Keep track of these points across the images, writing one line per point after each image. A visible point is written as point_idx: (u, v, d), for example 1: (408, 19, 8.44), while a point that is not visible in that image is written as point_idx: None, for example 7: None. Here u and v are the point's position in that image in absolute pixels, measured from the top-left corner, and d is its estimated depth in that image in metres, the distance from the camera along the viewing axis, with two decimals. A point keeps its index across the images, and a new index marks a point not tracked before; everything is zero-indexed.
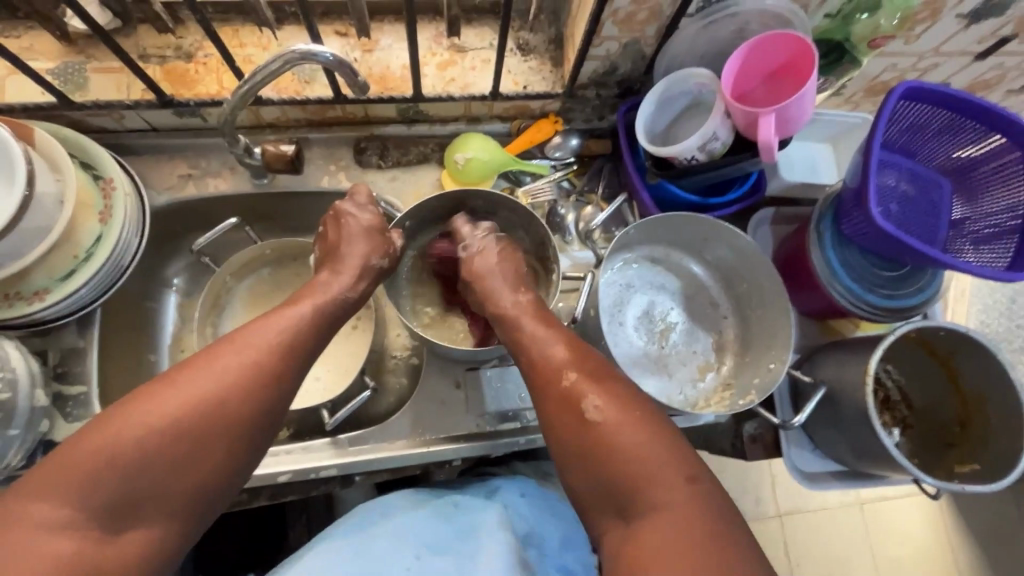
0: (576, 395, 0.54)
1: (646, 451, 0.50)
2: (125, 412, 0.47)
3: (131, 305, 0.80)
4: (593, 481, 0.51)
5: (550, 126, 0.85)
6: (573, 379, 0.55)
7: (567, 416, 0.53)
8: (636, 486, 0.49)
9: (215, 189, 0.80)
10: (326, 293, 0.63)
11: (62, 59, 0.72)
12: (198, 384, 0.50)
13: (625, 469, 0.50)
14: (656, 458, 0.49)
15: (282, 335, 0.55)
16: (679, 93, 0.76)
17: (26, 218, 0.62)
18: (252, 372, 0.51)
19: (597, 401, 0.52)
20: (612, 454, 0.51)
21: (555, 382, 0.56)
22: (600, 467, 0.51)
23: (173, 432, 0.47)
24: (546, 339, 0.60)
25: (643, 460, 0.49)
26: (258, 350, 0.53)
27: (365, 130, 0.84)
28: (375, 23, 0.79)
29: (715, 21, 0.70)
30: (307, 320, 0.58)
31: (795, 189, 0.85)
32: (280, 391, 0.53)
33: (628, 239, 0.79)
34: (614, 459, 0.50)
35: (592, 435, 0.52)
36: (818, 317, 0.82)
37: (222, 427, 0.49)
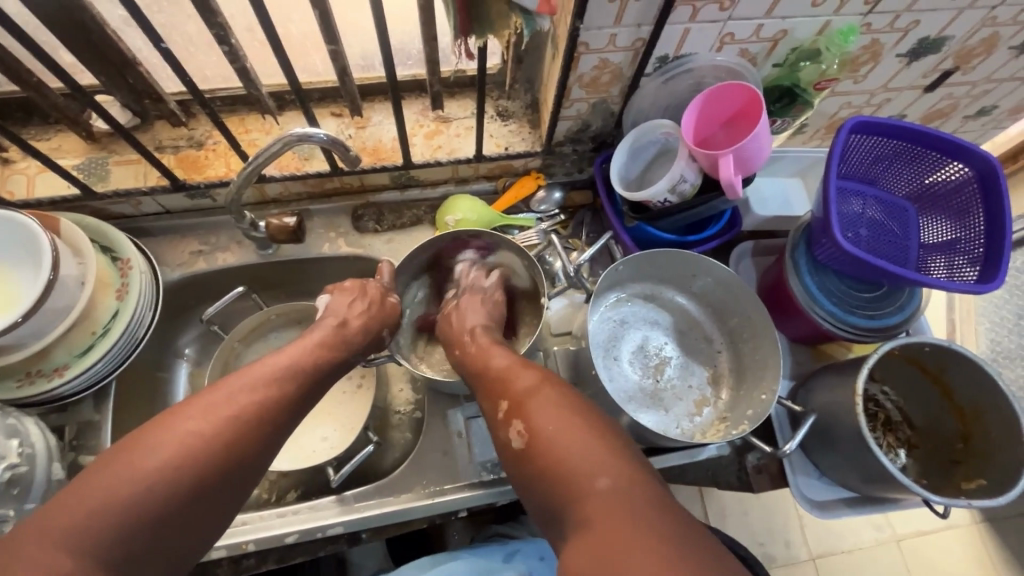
0: (509, 413, 0.58)
1: (549, 445, 0.53)
2: (141, 453, 0.48)
3: (144, 377, 0.84)
4: (528, 490, 0.55)
5: (533, 182, 0.91)
6: (497, 384, 0.61)
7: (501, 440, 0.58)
8: (558, 482, 0.51)
9: (223, 262, 0.85)
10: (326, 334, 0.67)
11: (86, 155, 0.80)
12: (210, 419, 0.52)
13: (541, 469, 0.53)
14: (576, 457, 0.51)
15: (288, 375, 0.59)
16: (648, 142, 0.82)
17: (51, 299, 0.67)
18: (261, 411, 0.55)
19: (530, 400, 0.57)
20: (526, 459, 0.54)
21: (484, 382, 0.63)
22: (529, 475, 0.54)
23: (190, 467, 0.49)
24: (491, 351, 0.67)
25: (554, 455, 0.52)
26: (265, 383, 0.57)
27: (360, 198, 0.90)
28: (367, 102, 0.87)
29: (673, 76, 0.77)
30: (309, 363, 0.62)
31: (770, 222, 0.89)
32: (284, 424, 0.57)
33: (616, 276, 0.84)
34: (541, 464, 0.53)
35: (515, 450, 0.56)
36: (808, 343, 0.83)
37: (230, 457, 0.51)
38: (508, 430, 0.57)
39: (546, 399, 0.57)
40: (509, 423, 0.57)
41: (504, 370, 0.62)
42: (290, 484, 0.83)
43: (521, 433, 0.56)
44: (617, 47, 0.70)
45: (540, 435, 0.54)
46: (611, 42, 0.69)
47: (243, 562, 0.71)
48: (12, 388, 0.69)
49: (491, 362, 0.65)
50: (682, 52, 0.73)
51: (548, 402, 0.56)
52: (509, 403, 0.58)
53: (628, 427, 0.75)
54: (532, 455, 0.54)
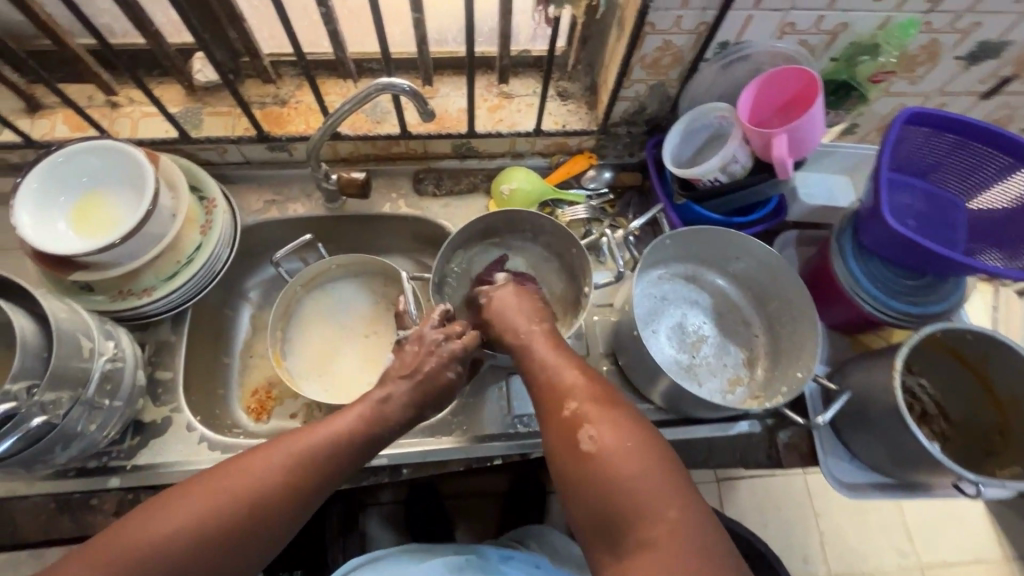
0: (574, 419, 0.56)
1: (612, 464, 0.52)
2: (178, 501, 0.52)
3: (213, 312, 0.91)
4: (569, 496, 0.55)
5: (586, 161, 0.96)
6: (563, 388, 0.60)
7: (564, 436, 0.56)
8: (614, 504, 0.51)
9: (294, 212, 0.92)
10: (370, 411, 0.63)
11: (184, 105, 0.88)
12: (239, 484, 0.54)
13: (598, 485, 0.52)
14: (633, 480, 0.51)
15: (324, 447, 0.59)
16: (701, 126, 0.85)
17: (148, 225, 0.74)
18: (285, 488, 0.55)
19: (594, 436, 0.54)
20: (584, 463, 0.54)
21: (545, 403, 0.61)
22: (579, 483, 0.54)
23: (209, 530, 0.51)
24: (554, 364, 0.63)
25: (611, 477, 0.52)
26: (299, 458, 0.57)
27: (422, 164, 0.96)
28: (437, 75, 0.93)
29: (732, 63, 0.81)
30: (351, 438, 0.61)
31: (815, 213, 0.91)
32: (303, 505, 0.57)
33: (663, 250, 0.87)
34: (596, 478, 0.52)
35: (576, 453, 0.55)
36: (847, 330, 0.84)
37: (246, 528, 0.53)
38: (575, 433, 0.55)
39: (616, 415, 0.56)
40: (576, 427, 0.56)
41: (564, 390, 0.59)
42: None
43: (589, 437, 0.54)
44: (681, 29, 0.74)
45: (588, 469, 0.53)
46: (677, 24, 0.73)
47: None
48: (105, 302, 0.77)
49: (545, 357, 0.65)
50: (743, 39, 0.77)
51: (617, 420, 0.55)
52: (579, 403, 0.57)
53: (664, 393, 0.78)
54: (594, 463, 0.53)
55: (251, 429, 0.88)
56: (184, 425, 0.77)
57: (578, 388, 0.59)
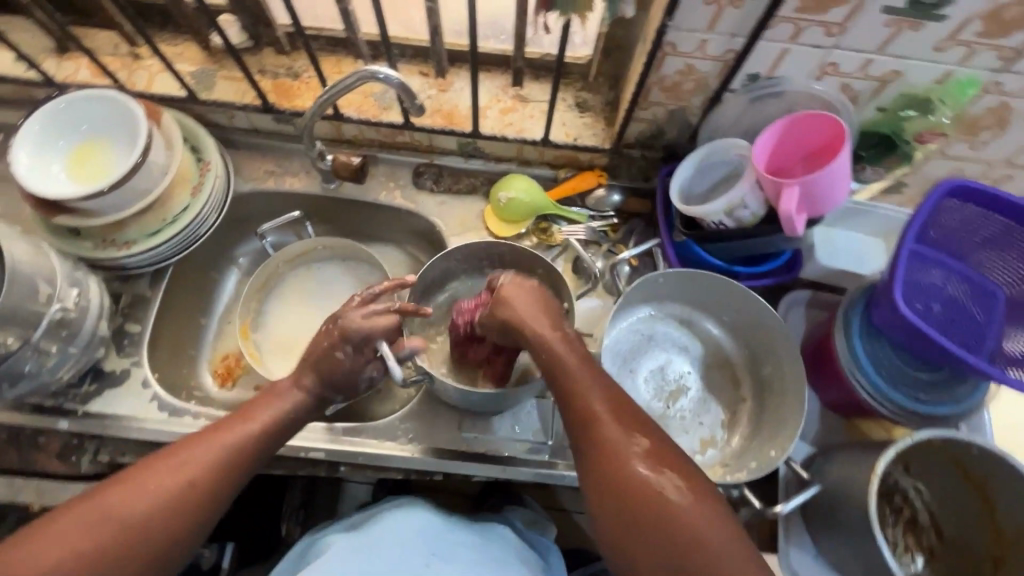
0: (622, 449, 0.54)
1: (675, 503, 0.51)
2: (65, 516, 0.51)
3: (199, 272, 0.92)
4: (614, 530, 0.52)
5: (594, 179, 0.90)
6: (602, 418, 0.56)
7: (609, 469, 0.54)
8: (674, 546, 0.49)
9: (290, 186, 0.91)
10: (276, 408, 0.64)
11: (201, 65, 0.89)
12: (129, 498, 0.53)
13: (659, 523, 0.50)
14: (694, 523, 0.50)
15: (223, 454, 0.58)
16: (719, 162, 0.78)
17: (135, 179, 0.74)
18: (180, 498, 0.54)
19: (643, 472, 0.53)
20: (642, 497, 0.51)
21: (579, 433, 0.57)
22: (634, 521, 0.51)
23: (96, 547, 0.50)
24: (586, 385, 0.59)
25: (672, 516, 0.50)
26: (196, 467, 0.56)
27: (426, 157, 0.93)
28: (454, 68, 0.90)
29: (761, 98, 0.73)
30: (248, 443, 0.60)
31: (834, 275, 0.82)
32: (204, 517, 0.55)
33: (657, 289, 0.81)
34: (655, 516, 0.50)
35: (634, 487, 0.52)
36: (843, 413, 0.76)
37: (138, 542, 0.52)
38: (629, 466, 0.53)
39: (665, 453, 0.54)
40: (628, 461, 0.53)
41: (601, 421, 0.56)
42: None
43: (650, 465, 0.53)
44: (705, 54, 0.68)
45: (647, 506, 0.51)
46: (700, 48, 0.67)
47: None
48: (87, 249, 0.78)
49: (575, 377, 0.59)
50: (776, 73, 0.69)
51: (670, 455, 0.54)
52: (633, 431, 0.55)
53: None
54: (653, 499, 0.51)
55: (211, 394, 0.88)
56: (139, 380, 0.78)
57: (621, 413, 0.57)
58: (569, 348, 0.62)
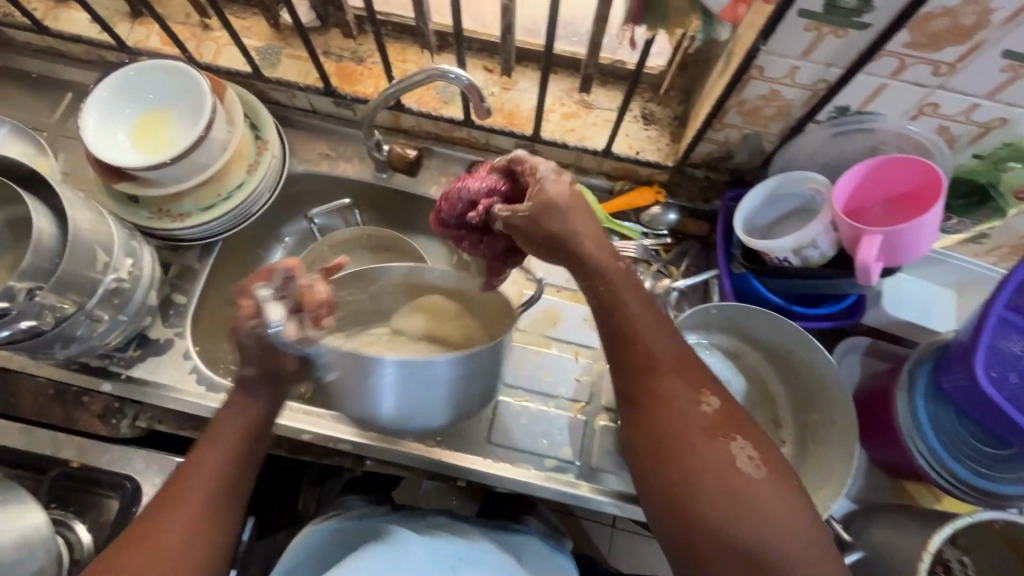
0: (677, 398, 0.52)
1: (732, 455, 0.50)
2: None
3: (246, 248, 0.93)
4: (660, 473, 0.51)
5: (651, 196, 0.87)
6: (658, 363, 0.53)
7: (662, 415, 0.52)
8: (727, 491, 0.49)
9: (343, 171, 0.91)
10: (204, 459, 0.55)
11: (267, 41, 0.88)
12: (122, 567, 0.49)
13: (714, 469, 0.49)
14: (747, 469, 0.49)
15: (203, 496, 0.53)
16: (790, 194, 0.74)
17: (196, 153, 0.75)
18: (180, 550, 0.51)
19: (707, 432, 0.51)
20: (702, 445, 0.50)
21: (633, 381, 0.54)
22: (686, 466, 0.50)
23: None
24: (647, 331, 0.54)
25: (726, 466, 0.49)
26: (184, 519, 0.52)
27: (481, 155, 0.91)
28: (520, 66, 0.87)
29: (846, 132, 0.69)
30: (223, 473, 0.55)
31: (897, 325, 0.78)
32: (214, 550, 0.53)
33: (706, 318, 0.77)
34: (712, 461, 0.49)
35: (689, 436, 0.51)
36: (891, 472, 0.72)
37: None
38: (683, 414, 0.51)
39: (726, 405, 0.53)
40: (684, 410, 0.52)
41: (659, 371, 0.54)
42: None
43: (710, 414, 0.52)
44: (793, 82, 0.64)
45: (703, 451, 0.50)
46: (789, 75, 0.63)
47: None
48: (143, 217, 0.79)
49: (632, 314, 0.55)
50: (868, 108, 0.65)
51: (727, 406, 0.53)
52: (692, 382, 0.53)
53: None
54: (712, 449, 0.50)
55: None
56: (181, 352, 0.79)
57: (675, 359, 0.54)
58: (627, 282, 0.56)
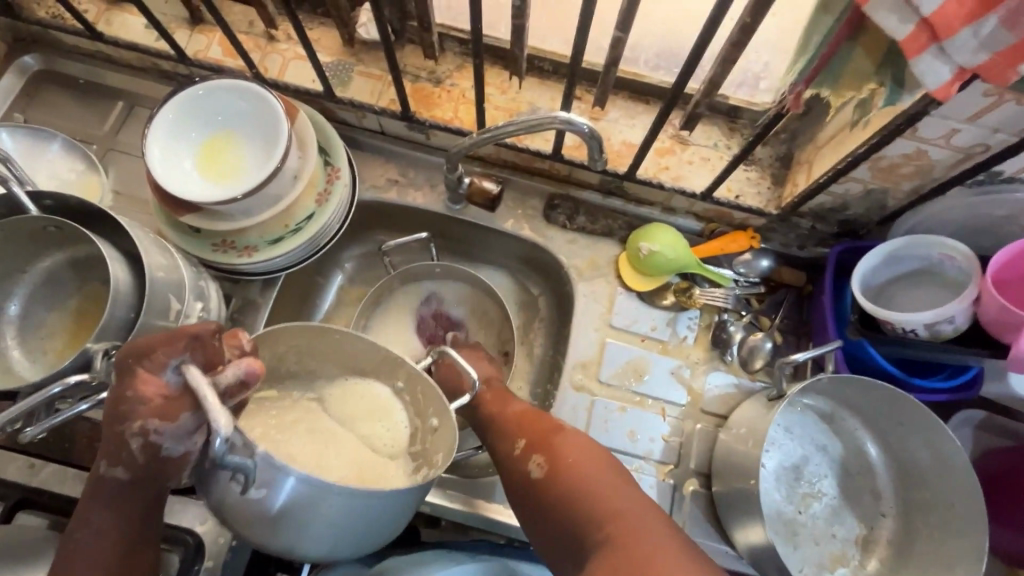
0: (526, 449, 0.61)
1: (569, 477, 0.56)
2: None
3: (304, 278, 0.87)
4: (533, 520, 0.58)
5: (746, 241, 0.80)
6: (510, 422, 0.64)
7: (516, 473, 0.60)
8: (577, 514, 0.55)
9: (412, 200, 0.84)
10: (88, 546, 0.52)
11: (338, 56, 0.81)
12: None
13: (560, 494, 0.56)
14: (583, 483, 0.56)
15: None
16: (914, 257, 0.68)
17: (269, 186, 0.68)
18: None
19: (563, 471, 0.57)
20: (541, 489, 0.58)
21: (511, 468, 0.61)
22: (544, 506, 0.57)
23: None
24: (497, 410, 0.66)
25: (571, 487, 0.56)
26: None
27: (561, 187, 0.85)
28: (611, 95, 0.80)
29: (993, 197, 0.62)
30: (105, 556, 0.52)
31: (1018, 401, 0.71)
32: None
33: (815, 386, 0.71)
34: (559, 493, 0.56)
35: (529, 479, 0.59)
36: (1009, 562, 0.67)
37: None
38: (525, 465, 0.60)
39: (561, 438, 0.60)
40: (526, 459, 0.60)
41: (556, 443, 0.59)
42: None
43: (540, 463, 0.58)
44: (949, 144, 0.57)
45: (563, 490, 0.56)
46: (947, 137, 0.56)
47: None
48: (207, 250, 0.73)
49: (510, 409, 0.66)
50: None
51: (572, 445, 0.59)
52: (527, 440, 0.61)
53: (754, 554, 0.66)
54: (549, 487, 0.57)
55: None
56: None
57: (529, 421, 0.63)
58: (497, 387, 0.70)
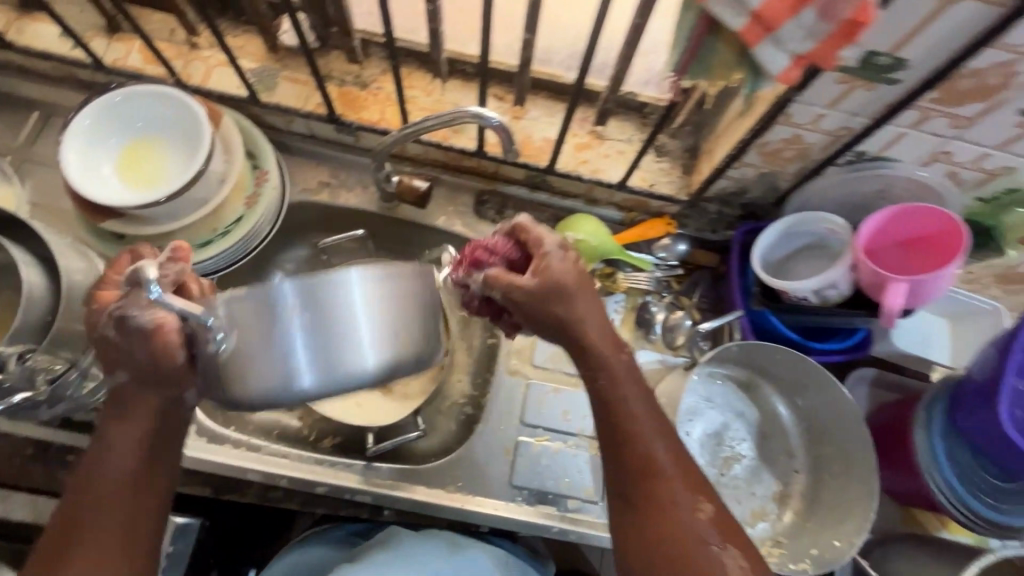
0: (653, 461, 0.53)
1: (683, 513, 0.52)
2: None
3: (238, 282, 0.87)
4: (632, 522, 0.53)
5: (663, 227, 0.86)
6: (638, 423, 0.54)
7: (637, 472, 0.53)
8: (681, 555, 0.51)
9: (345, 201, 0.86)
10: (103, 470, 0.50)
11: (262, 62, 0.83)
12: None
13: (667, 530, 0.52)
14: (694, 523, 0.52)
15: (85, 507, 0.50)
16: (804, 233, 0.76)
17: (194, 189, 0.69)
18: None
19: (682, 498, 0.53)
20: (652, 505, 0.52)
21: (628, 465, 0.54)
22: (648, 526, 0.52)
23: None
24: (606, 369, 0.55)
25: (680, 524, 0.52)
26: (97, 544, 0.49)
27: (490, 184, 0.89)
28: (531, 95, 0.85)
29: (862, 175, 0.70)
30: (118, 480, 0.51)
31: (901, 356, 0.81)
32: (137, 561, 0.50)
33: (727, 355, 0.77)
34: (667, 522, 0.52)
35: (649, 491, 0.53)
36: (901, 501, 0.74)
37: None
38: (649, 469, 0.53)
39: (683, 463, 0.54)
40: (651, 466, 0.53)
41: (622, 396, 0.54)
42: (333, 430, 0.83)
43: (670, 483, 0.53)
44: (818, 128, 0.65)
45: (675, 522, 0.52)
46: (815, 122, 0.64)
47: (269, 493, 0.74)
48: None
49: (624, 390, 0.55)
50: (886, 154, 0.66)
51: (688, 475, 0.54)
52: (660, 446, 0.54)
53: None
54: (666, 511, 0.52)
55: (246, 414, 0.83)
56: None
57: (649, 418, 0.55)
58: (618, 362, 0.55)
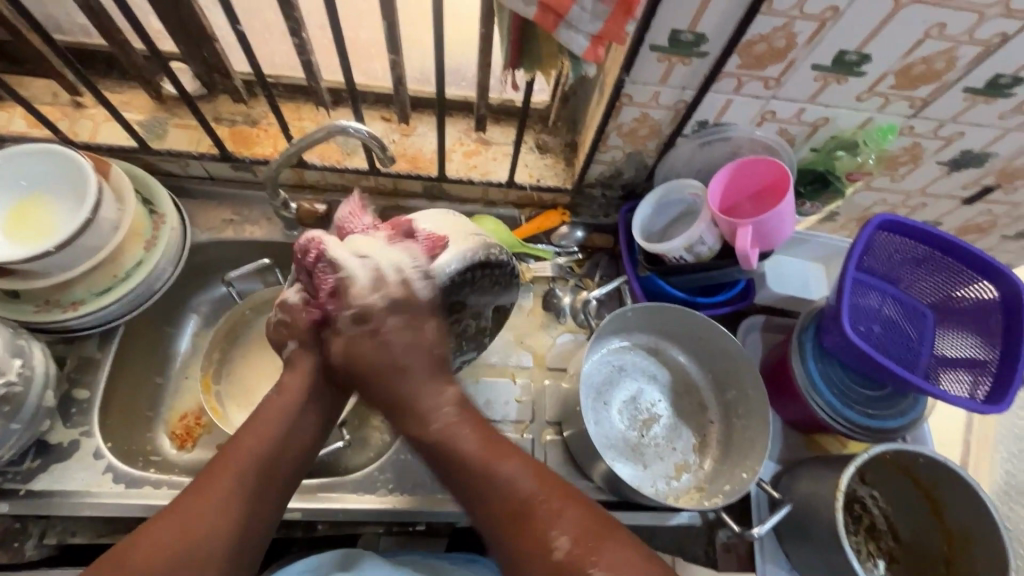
0: (507, 479, 0.56)
1: (543, 523, 0.53)
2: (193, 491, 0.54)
3: (152, 329, 0.87)
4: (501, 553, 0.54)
5: (558, 217, 0.93)
6: (445, 434, 0.59)
7: (489, 495, 0.56)
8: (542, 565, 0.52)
9: (251, 234, 0.89)
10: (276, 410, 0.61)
11: (150, 113, 0.86)
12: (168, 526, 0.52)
13: (529, 538, 0.53)
14: (556, 530, 0.53)
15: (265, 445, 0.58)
16: (674, 201, 0.83)
17: (83, 237, 0.70)
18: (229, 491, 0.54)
19: (538, 511, 0.54)
20: (514, 521, 0.54)
21: (485, 497, 0.56)
22: (515, 539, 0.54)
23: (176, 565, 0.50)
24: (417, 396, 0.60)
25: (541, 533, 0.53)
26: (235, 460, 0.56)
27: (392, 200, 0.93)
28: (416, 113, 0.91)
29: (710, 142, 0.79)
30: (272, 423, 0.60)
31: (784, 300, 0.89)
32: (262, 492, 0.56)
33: (626, 321, 0.83)
34: (529, 536, 0.53)
35: (509, 507, 0.55)
36: (801, 429, 0.81)
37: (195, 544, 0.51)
38: (509, 490, 0.55)
39: (540, 473, 0.57)
40: (511, 486, 0.55)
41: (470, 441, 0.58)
42: None
43: (533, 495, 0.55)
44: (658, 104, 0.73)
45: (535, 537, 0.53)
46: (654, 98, 0.72)
47: None
48: (28, 313, 0.73)
49: (427, 410, 0.59)
50: (723, 120, 0.75)
51: (536, 478, 0.56)
52: (517, 466, 0.57)
53: (602, 475, 0.74)
54: (529, 522, 0.54)
55: (171, 458, 0.83)
56: (91, 451, 0.72)
57: (455, 423, 0.59)
58: (432, 389, 0.60)
